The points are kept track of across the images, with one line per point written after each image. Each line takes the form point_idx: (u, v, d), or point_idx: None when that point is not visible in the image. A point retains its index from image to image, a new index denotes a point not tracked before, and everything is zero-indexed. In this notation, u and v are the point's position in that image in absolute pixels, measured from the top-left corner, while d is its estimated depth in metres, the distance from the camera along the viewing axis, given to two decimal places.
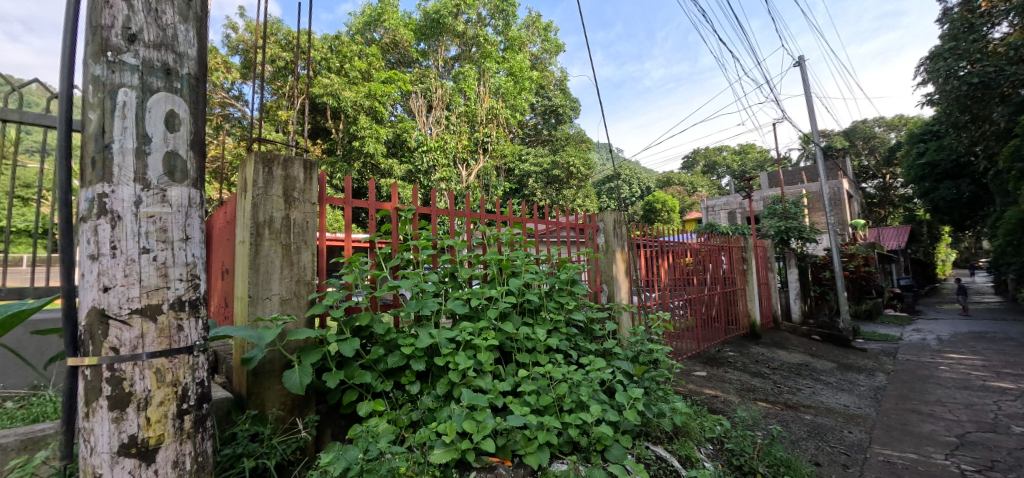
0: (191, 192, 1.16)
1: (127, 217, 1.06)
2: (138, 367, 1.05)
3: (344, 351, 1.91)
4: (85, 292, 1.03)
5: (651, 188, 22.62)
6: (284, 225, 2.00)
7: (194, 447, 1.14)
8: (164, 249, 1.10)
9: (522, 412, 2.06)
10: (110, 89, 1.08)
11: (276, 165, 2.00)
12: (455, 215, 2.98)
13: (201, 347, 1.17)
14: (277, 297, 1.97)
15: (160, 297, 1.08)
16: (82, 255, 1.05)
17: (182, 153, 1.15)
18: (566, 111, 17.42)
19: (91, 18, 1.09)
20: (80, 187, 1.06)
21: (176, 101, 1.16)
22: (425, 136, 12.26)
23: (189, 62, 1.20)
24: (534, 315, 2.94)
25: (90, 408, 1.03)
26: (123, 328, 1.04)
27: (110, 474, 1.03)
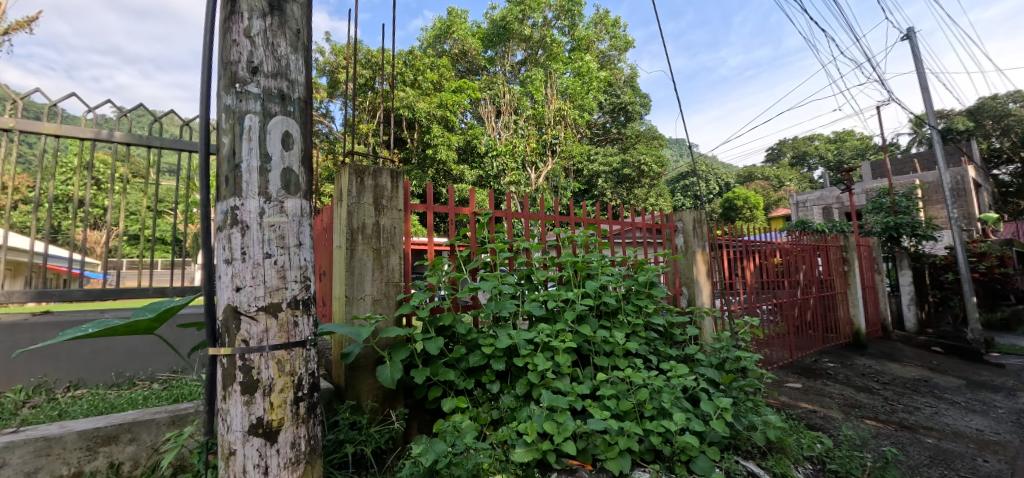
0: (303, 204, 1.30)
1: (253, 227, 1.21)
2: (264, 358, 1.20)
3: (430, 349, 2.02)
4: (222, 291, 1.20)
5: (730, 184, 21.15)
6: (375, 230, 2.17)
7: (307, 431, 1.28)
8: (283, 254, 1.24)
9: (603, 417, 2.03)
10: (238, 116, 1.24)
11: (367, 176, 2.17)
12: (529, 218, 3.03)
13: (312, 341, 1.31)
14: (370, 297, 2.13)
15: (280, 296, 1.22)
16: (219, 259, 1.22)
17: (295, 169, 1.29)
18: (635, 108, 16.89)
19: (223, 56, 1.27)
20: (217, 201, 1.24)
21: (290, 123, 1.30)
22: (494, 141, 12.55)
23: (299, 87, 1.34)
24: (610, 318, 2.89)
25: (227, 391, 1.19)
26: (251, 323, 1.19)
27: (242, 450, 1.18)
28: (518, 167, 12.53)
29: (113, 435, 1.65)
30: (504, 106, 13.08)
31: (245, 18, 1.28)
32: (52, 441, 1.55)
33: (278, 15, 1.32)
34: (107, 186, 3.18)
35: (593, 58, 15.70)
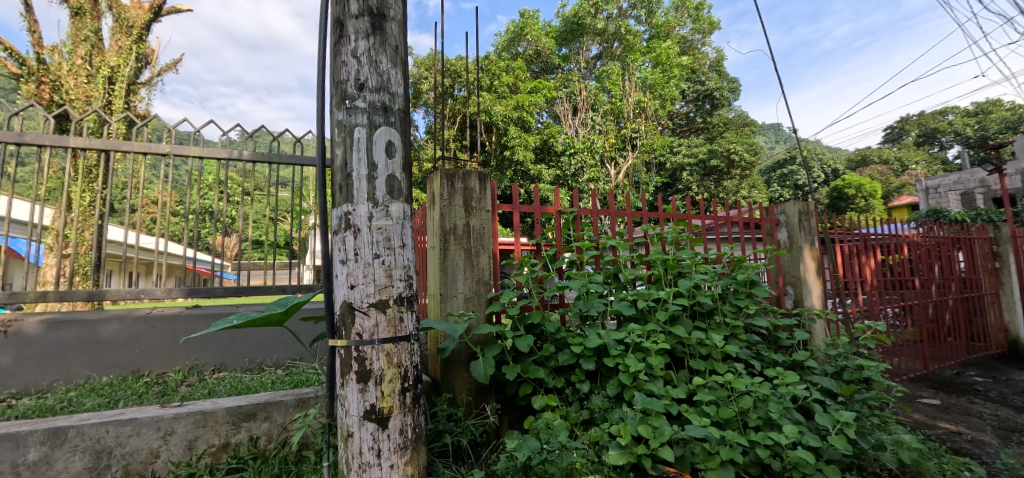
0: (405, 208, 1.39)
1: (364, 230, 1.32)
2: (375, 350, 1.30)
3: (521, 347, 2.05)
4: (340, 288, 1.32)
5: (840, 170, 18.78)
6: (465, 231, 2.26)
7: (413, 420, 1.37)
8: (389, 254, 1.34)
9: (702, 424, 1.91)
10: (349, 129, 1.36)
11: (458, 179, 2.26)
12: (615, 215, 2.96)
13: (416, 336, 1.40)
14: (462, 295, 2.23)
15: (388, 293, 1.32)
16: (336, 260, 1.34)
17: (397, 176, 1.39)
18: (723, 94, 15.71)
19: (335, 76, 1.40)
20: (333, 207, 1.37)
21: (392, 133, 1.40)
22: (571, 138, 12.44)
23: (399, 99, 1.44)
24: (706, 319, 2.72)
25: (345, 379, 1.31)
26: (364, 318, 1.30)
27: (359, 432, 1.29)
28: (597, 163, 12.26)
29: (251, 413, 1.90)
30: (581, 103, 12.88)
31: (352, 39, 1.40)
32: (206, 415, 1.83)
33: (380, 34, 1.43)
34: (236, 198, 3.67)
35: (674, 45, 14.90)
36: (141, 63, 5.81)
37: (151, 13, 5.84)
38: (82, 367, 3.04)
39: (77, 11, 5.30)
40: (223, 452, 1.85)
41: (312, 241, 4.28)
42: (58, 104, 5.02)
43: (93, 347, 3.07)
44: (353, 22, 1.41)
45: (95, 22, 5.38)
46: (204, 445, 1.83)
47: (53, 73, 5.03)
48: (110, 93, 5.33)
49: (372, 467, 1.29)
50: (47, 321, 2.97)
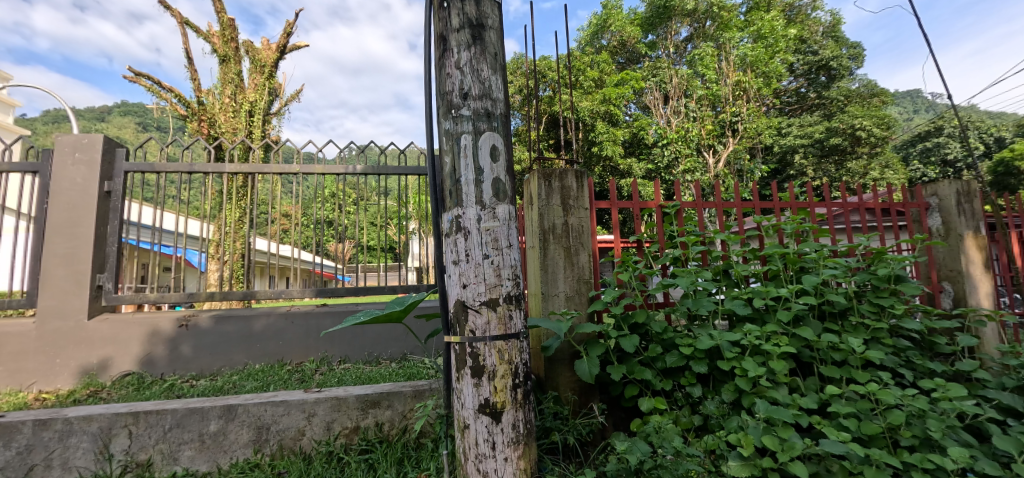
0: (510, 209, 1.43)
1: (473, 232, 1.38)
2: (487, 347, 1.35)
3: (626, 346, 2.00)
4: (453, 288, 1.40)
5: (1008, 139, 15.35)
6: (564, 229, 2.26)
7: (524, 416, 1.41)
8: (498, 254, 1.38)
9: (842, 438, 1.69)
10: (456, 137, 1.44)
11: (554, 179, 2.28)
12: (722, 207, 2.74)
13: (524, 334, 1.43)
14: (563, 294, 2.24)
15: (498, 292, 1.37)
16: (449, 261, 1.42)
17: (502, 178, 1.43)
18: (841, 62, 13.76)
19: (441, 88, 1.49)
20: (444, 212, 1.45)
21: (495, 137, 1.45)
22: (663, 128, 11.80)
23: (500, 104, 1.49)
24: (838, 319, 2.40)
25: (461, 374, 1.39)
26: (477, 315, 1.36)
27: (475, 425, 1.36)
28: (692, 152, 11.48)
29: (376, 401, 2.08)
30: (672, 90, 12.20)
31: (455, 52, 1.48)
32: (340, 401, 2.06)
33: (480, 44, 1.49)
34: (346, 208, 4.10)
35: (778, 15, 13.43)
36: (272, 96, 6.77)
37: (277, 52, 6.77)
38: (241, 356, 3.62)
39: (224, 58, 6.34)
40: (354, 435, 2.06)
41: (415, 243, 4.60)
42: (214, 137, 6.05)
43: (248, 339, 3.64)
44: (455, 36, 1.49)
45: (237, 66, 6.39)
46: (339, 427, 2.05)
47: (210, 112, 6.07)
48: (250, 124, 6.29)
49: (488, 458, 1.34)
50: (215, 317, 3.61)
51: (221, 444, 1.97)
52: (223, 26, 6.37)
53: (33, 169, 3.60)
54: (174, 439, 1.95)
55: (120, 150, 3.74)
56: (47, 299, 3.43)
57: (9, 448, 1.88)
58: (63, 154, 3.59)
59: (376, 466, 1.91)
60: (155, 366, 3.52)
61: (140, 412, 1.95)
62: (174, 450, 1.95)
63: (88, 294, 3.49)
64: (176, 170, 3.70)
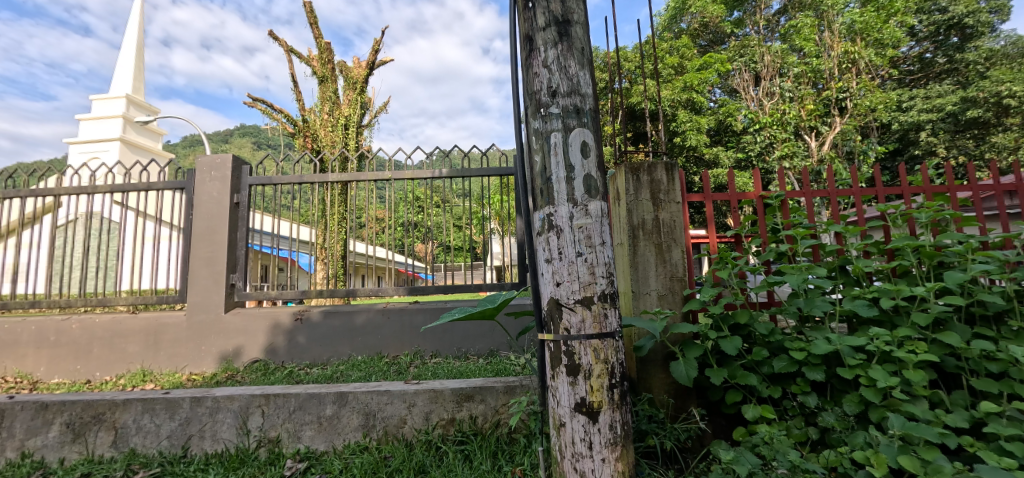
0: (602, 205, 1.40)
1: (566, 230, 1.37)
2: (583, 345, 1.34)
3: (727, 348, 1.86)
4: (546, 286, 1.40)
5: None
6: (655, 225, 2.19)
7: (621, 417, 1.37)
8: (592, 252, 1.36)
9: (1006, 465, 1.42)
10: (546, 136, 1.44)
11: (642, 172, 2.21)
12: (836, 195, 2.45)
13: (619, 333, 1.40)
14: (655, 293, 2.16)
15: (592, 290, 1.35)
16: (541, 259, 1.43)
17: (593, 174, 1.41)
18: (980, 18, 11.61)
19: (529, 89, 1.50)
20: (535, 210, 1.47)
21: (585, 133, 1.43)
22: (755, 112, 10.85)
23: (589, 99, 1.47)
24: (994, 324, 2.02)
25: (556, 372, 1.39)
26: (571, 313, 1.35)
27: (571, 423, 1.35)
28: (790, 136, 10.41)
29: (470, 395, 2.16)
30: (764, 70, 11.17)
31: (542, 51, 1.48)
32: (437, 393, 2.17)
33: (567, 40, 1.47)
34: (430, 210, 4.32)
35: None
36: (364, 109, 7.35)
37: (367, 69, 7.33)
38: (346, 347, 3.97)
39: (323, 78, 7.01)
40: (450, 426, 2.15)
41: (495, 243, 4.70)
42: (317, 151, 6.71)
43: (352, 332, 3.99)
44: (541, 35, 1.49)
45: (334, 84, 7.02)
46: (436, 417, 2.16)
47: (312, 129, 6.75)
48: (346, 137, 6.87)
49: (584, 458, 1.33)
50: (324, 311, 4.00)
51: (335, 427, 2.18)
52: (322, 50, 7.04)
53: (181, 186, 4.26)
54: (297, 420, 2.20)
55: (244, 167, 4.29)
56: (195, 295, 4.05)
57: (174, 420, 2.26)
58: (203, 173, 4.21)
59: (472, 457, 1.99)
60: (277, 355, 3.98)
61: (269, 395, 2.22)
62: (298, 430, 2.19)
63: (224, 291, 4.06)
64: (289, 182, 4.17)
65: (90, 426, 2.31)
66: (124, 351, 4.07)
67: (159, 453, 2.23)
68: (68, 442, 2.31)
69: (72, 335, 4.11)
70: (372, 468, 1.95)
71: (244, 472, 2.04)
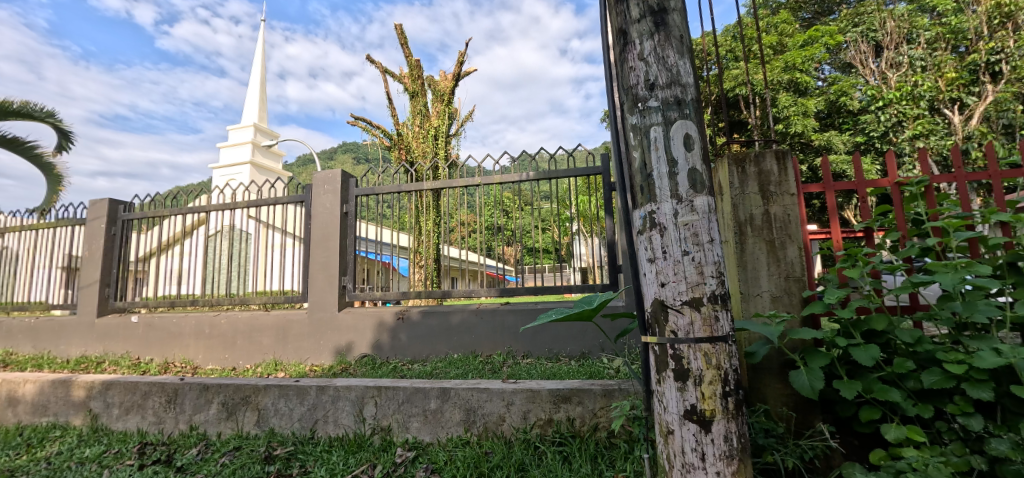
0: (709, 200, 1.32)
1: (670, 227, 1.30)
2: (692, 349, 1.26)
3: (860, 358, 1.64)
4: (650, 287, 1.35)
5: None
6: (765, 220, 2.04)
7: (737, 429, 1.27)
8: (699, 250, 1.28)
9: None
10: (645, 131, 1.39)
11: (749, 164, 2.09)
12: (999, 176, 2.03)
13: (732, 337, 1.30)
14: (768, 294, 2.01)
15: (701, 291, 1.27)
16: (642, 259, 1.38)
17: (699, 168, 1.33)
18: None
19: (624, 83, 1.46)
20: (635, 209, 1.42)
21: (689, 125, 1.35)
22: (876, 87, 9.48)
23: (690, 89, 1.38)
24: None
25: (662, 377, 1.33)
26: (678, 315, 1.28)
27: (680, 431, 1.28)
28: (924, 112, 8.95)
29: (567, 396, 2.15)
30: (886, 38, 9.72)
31: (638, 44, 1.43)
32: (534, 393, 2.19)
33: (664, 30, 1.41)
34: (517, 213, 4.40)
35: None
36: (451, 119, 7.72)
37: (453, 81, 7.68)
38: (443, 345, 4.19)
39: (414, 93, 7.50)
40: (548, 426, 2.16)
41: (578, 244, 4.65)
42: (410, 161, 7.20)
43: (448, 331, 4.20)
44: (635, 27, 1.44)
45: (423, 98, 7.47)
46: (534, 417, 2.19)
47: (406, 141, 7.26)
48: (436, 147, 7.28)
49: (696, 470, 1.25)
50: (423, 311, 4.26)
51: (439, 420, 2.31)
52: (412, 67, 7.54)
53: (301, 199, 4.82)
54: (405, 412, 2.37)
55: (351, 179, 4.72)
56: (314, 296, 4.57)
57: (303, 405, 2.57)
58: (319, 187, 4.74)
59: (571, 460, 1.97)
60: (382, 350, 4.32)
61: (381, 387, 2.42)
62: (406, 421, 2.36)
63: (337, 291, 4.51)
64: (389, 191, 4.52)
65: (239, 406, 2.70)
66: (260, 343, 4.71)
67: (293, 433, 2.54)
68: (223, 419, 2.73)
69: (221, 328, 4.85)
70: (474, 461, 2.02)
71: (362, 455, 2.24)
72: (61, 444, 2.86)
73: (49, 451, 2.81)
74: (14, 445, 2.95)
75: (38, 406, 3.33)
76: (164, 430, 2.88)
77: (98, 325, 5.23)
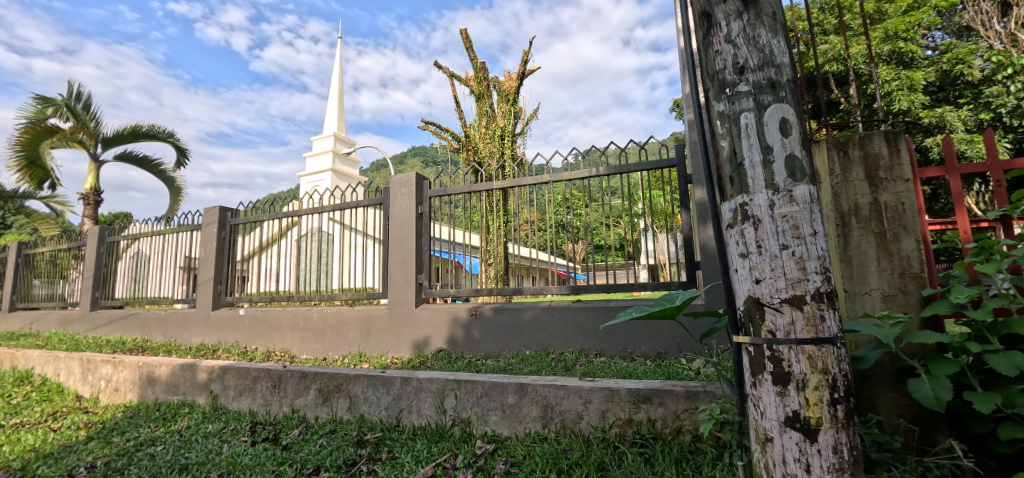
0: (811, 189, 1.21)
1: (765, 219, 1.22)
2: (794, 351, 1.17)
3: (998, 366, 1.42)
4: (743, 284, 1.27)
5: None
6: (874, 210, 1.84)
7: (849, 440, 1.15)
8: (800, 244, 1.18)
9: None
10: (734, 118, 1.31)
11: (853, 148, 1.89)
12: None
13: (840, 339, 1.18)
14: (878, 293, 1.80)
15: (803, 288, 1.16)
16: (733, 254, 1.31)
17: (798, 154, 1.22)
18: None
19: (709, 68, 1.39)
20: (724, 201, 1.35)
21: (785, 109, 1.25)
22: (1004, 52, 8.13)
23: (786, 69, 1.27)
24: None
25: (758, 379, 1.25)
26: (777, 314, 1.19)
27: (781, 440, 1.19)
28: None
29: (648, 397, 2.08)
30: None
31: (724, 26, 1.35)
32: (613, 392, 2.15)
33: (754, 8, 1.31)
34: (585, 210, 4.34)
35: None
36: (516, 118, 7.79)
37: (517, 80, 7.74)
38: (515, 342, 4.25)
39: (480, 95, 7.67)
40: (628, 427, 2.11)
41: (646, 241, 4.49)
42: (478, 162, 7.38)
43: (521, 328, 4.25)
44: (721, 8, 1.36)
45: (489, 100, 7.62)
46: (613, 416, 2.15)
47: (474, 143, 7.45)
48: (502, 146, 7.39)
49: None
50: (494, 308, 4.36)
51: (517, 415, 2.35)
52: (477, 70, 7.71)
53: (380, 202, 5.13)
54: (484, 405, 2.44)
55: (424, 181, 4.93)
56: (394, 292, 4.85)
57: (389, 394, 2.74)
58: (396, 190, 5.02)
59: (654, 462, 1.91)
60: (457, 345, 4.47)
61: (460, 380, 2.52)
62: (484, 414, 2.43)
63: (414, 288, 4.75)
64: (460, 192, 4.68)
65: (333, 393, 2.95)
66: (346, 336, 5.09)
67: (381, 420, 2.72)
68: (320, 404, 2.99)
69: (313, 322, 5.31)
70: (553, 457, 2.03)
71: (443, 445, 2.34)
72: (189, 420, 3.30)
73: (181, 425, 3.26)
74: (154, 418, 3.46)
75: (171, 386, 3.87)
76: (271, 412, 3.22)
77: (213, 317, 5.97)
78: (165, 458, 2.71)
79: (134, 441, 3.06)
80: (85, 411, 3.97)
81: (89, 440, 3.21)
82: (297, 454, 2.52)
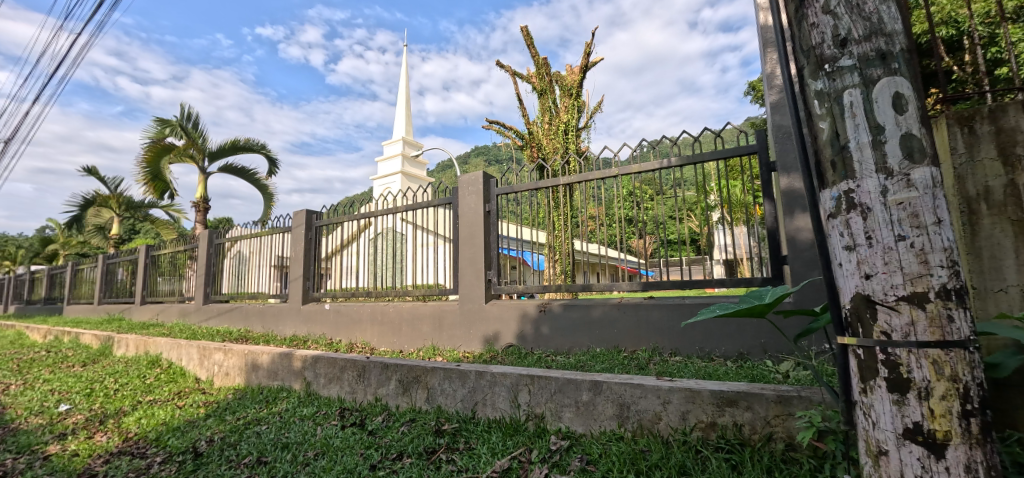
0: (933, 171, 1.06)
1: (876, 207, 1.09)
2: (914, 355, 1.04)
3: None
4: (849, 279, 1.16)
5: None
6: (1011, 193, 1.58)
7: (986, 458, 1.00)
8: (920, 234, 1.04)
9: None
10: (835, 97, 1.18)
11: (981, 122, 1.64)
12: None
13: (973, 343, 1.03)
14: (1017, 290, 1.55)
15: (925, 285, 1.03)
16: (837, 246, 1.19)
17: (916, 132, 1.08)
18: None
19: (803, 44, 1.27)
20: (824, 188, 1.23)
21: (899, 82, 1.11)
22: None
23: (900, 37, 1.13)
24: None
25: (869, 385, 1.13)
26: (892, 314, 1.07)
27: (898, 454, 1.07)
28: None
29: (733, 400, 1.96)
30: None
31: None
32: (694, 393, 2.05)
33: None
34: (656, 203, 4.17)
35: None
36: (580, 112, 7.67)
37: (580, 73, 7.61)
38: (585, 339, 4.21)
39: (542, 91, 7.65)
40: (711, 430, 2.01)
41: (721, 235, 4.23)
42: (542, 158, 7.38)
43: (590, 324, 4.19)
44: None
45: (552, 95, 7.57)
46: (695, 418, 2.05)
47: (537, 139, 7.45)
48: (566, 141, 7.31)
49: None
50: (563, 304, 4.34)
51: (592, 412, 2.32)
52: (539, 66, 7.69)
53: (449, 201, 5.30)
54: (558, 401, 2.44)
55: (491, 180, 5.02)
56: (464, 289, 5.00)
57: (465, 387, 2.83)
58: (464, 189, 5.16)
59: (742, 469, 1.80)
60: (526, 341, 4.52)
61: (533, 376, 2.54)
62: (558, 410, 2.43)
63: (484, 285, 4.86)
64: (525, 189, 4.70)
65: (412, 384, 3.11)
66: (420, 330, 5.35)
67: (457, 411, 2.82)
68: (400, 394, 3.17)
69: (390, 316, 5.63)
70: (630, 457, 1.98)
71: (518, 439, 2.38)
72: (288, 403, 3.65)
73: (281, 407, 3.62)
74: (258, 400, 3.87)
75: (271, 372, 4.30)
76: (357, 399, 3.47)
77: (303, 311, 6.55)
78: (269, 436, 3.02)
79: (243, 420, 3.45)
80: (203, 391, 4.55)
81: (207, 417, 3.67)
82: (382, 439, 2.70)
